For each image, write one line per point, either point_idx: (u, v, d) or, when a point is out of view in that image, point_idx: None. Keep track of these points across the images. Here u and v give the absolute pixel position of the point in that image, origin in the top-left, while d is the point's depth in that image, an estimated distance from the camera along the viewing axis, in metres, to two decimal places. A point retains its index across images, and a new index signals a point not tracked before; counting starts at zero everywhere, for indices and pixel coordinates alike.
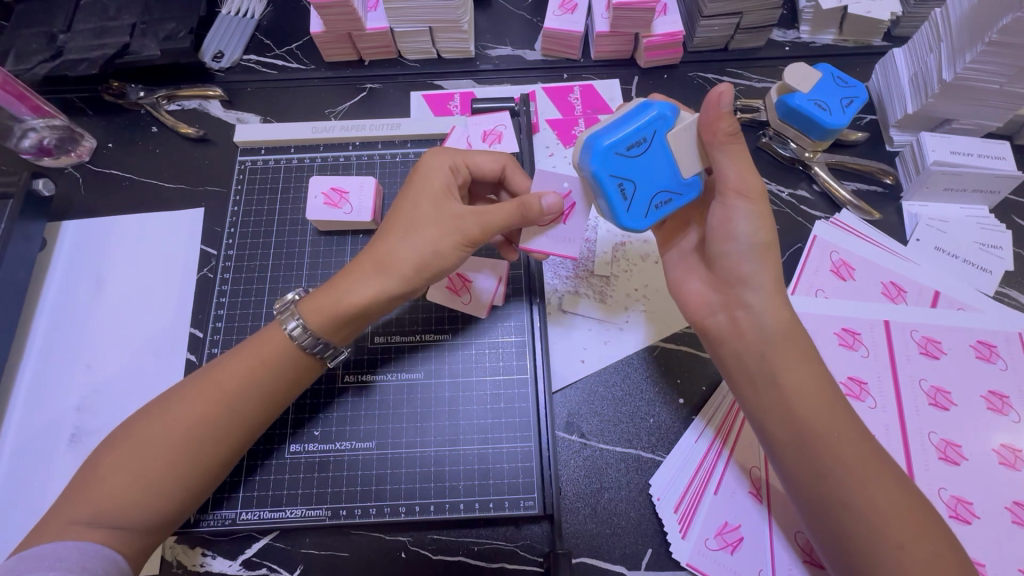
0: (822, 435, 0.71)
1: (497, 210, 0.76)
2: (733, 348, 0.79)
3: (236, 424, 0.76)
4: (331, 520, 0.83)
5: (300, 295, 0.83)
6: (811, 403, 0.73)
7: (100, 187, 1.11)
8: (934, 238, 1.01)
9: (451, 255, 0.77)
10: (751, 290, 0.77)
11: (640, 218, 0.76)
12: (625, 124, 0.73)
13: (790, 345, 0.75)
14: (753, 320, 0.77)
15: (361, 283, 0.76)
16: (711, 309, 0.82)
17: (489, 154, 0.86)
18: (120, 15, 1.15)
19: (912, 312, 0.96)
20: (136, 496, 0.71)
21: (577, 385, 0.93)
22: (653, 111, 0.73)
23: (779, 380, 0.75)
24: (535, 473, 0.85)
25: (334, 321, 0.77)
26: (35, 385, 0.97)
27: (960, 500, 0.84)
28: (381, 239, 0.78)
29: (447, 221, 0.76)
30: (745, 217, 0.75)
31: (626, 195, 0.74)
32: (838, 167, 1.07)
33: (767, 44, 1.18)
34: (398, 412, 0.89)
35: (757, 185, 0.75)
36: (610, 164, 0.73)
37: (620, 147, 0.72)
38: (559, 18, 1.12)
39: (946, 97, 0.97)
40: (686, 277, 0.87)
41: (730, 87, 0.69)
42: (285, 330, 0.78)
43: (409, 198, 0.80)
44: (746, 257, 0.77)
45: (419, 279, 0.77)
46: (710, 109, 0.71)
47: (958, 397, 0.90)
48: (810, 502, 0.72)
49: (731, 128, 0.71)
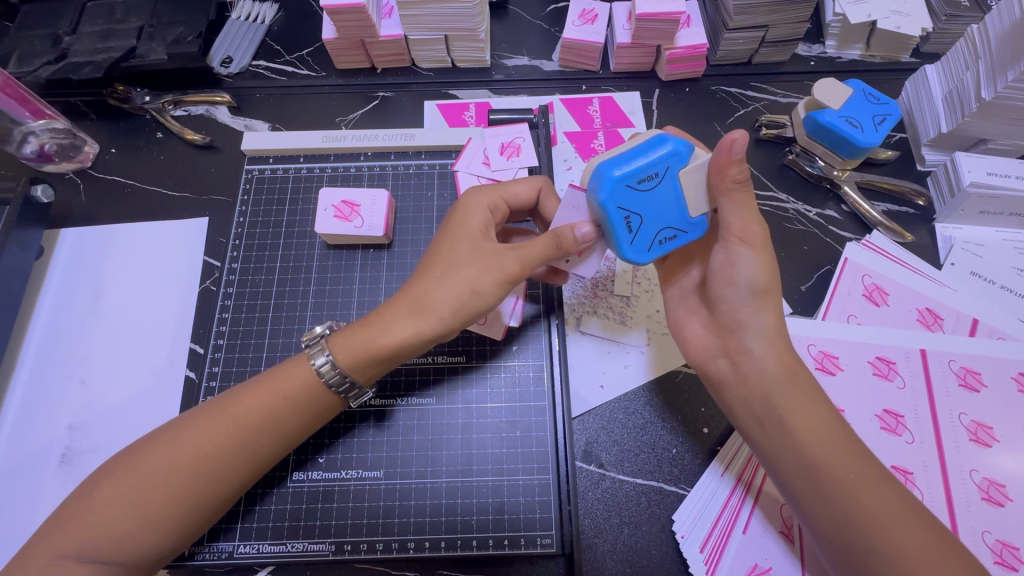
0: (841, 478, 0.67)
1: (534, 244, 0.72)
2: (738, 392, 0.75)
3: (249, 458, 0.71)
4: (336, 555, 0.78)
5: (329, 327, 0.78)
6: (823, 445, 0.69)
7: (101, 194, 1.07)
8: (969, 262, 0.97)
9: (490, 293, 0.73)
10: (752, 334, 0.73)
11: (642, 251, 0.72)
12: (638, 156, 0.68)
13: (793, 388, 0.72)
14: (754, 366, 0.73)
15: (396, 322, 0.73)
16: (712, 353, 0.78)
17: (524, 180, 0.83)
18: (128, 17, 1.11)
19: (949, 340, 0.91)
20: (130, 529, 0.66)
21: (596, 411, 0.89)
22: (670, 145, 0.68)
23: (787, 422, 0.70)
24: (553, 508, 0.80)
25: (368, 354, 0.73)
26: (26, 401, 0.93)
27: (1006, 544, 0.78)
28: (418, 277, 0.75)
29: (487, 259, 0.73)
30: (748, 262, 0.71)
31: (631, 229, 0.70)
32: (868, 186, 1.03)
33: (792, 58, 1.15)
34: (407, 440, 0.84)
35: (760, 231, 0.71)
36: (619, 197, 0.68)
37: (632, 178, 0.67)
38: (578, 29, 1.09)
39: (983, 116, 0.93)
40: (685, 318, 0.83)
41: (743, 134, 0.64)
42: (312, 365, 0.74)
43: (447, 239, 0.77)
44: (746, 303, 0.73)
45: (455, 321, 0.73)
46: (720, 154, 0.66)
47: (1000, 433, 0.85)
48: (836, 549, 0.67)
49: (739, 176, 0.67)
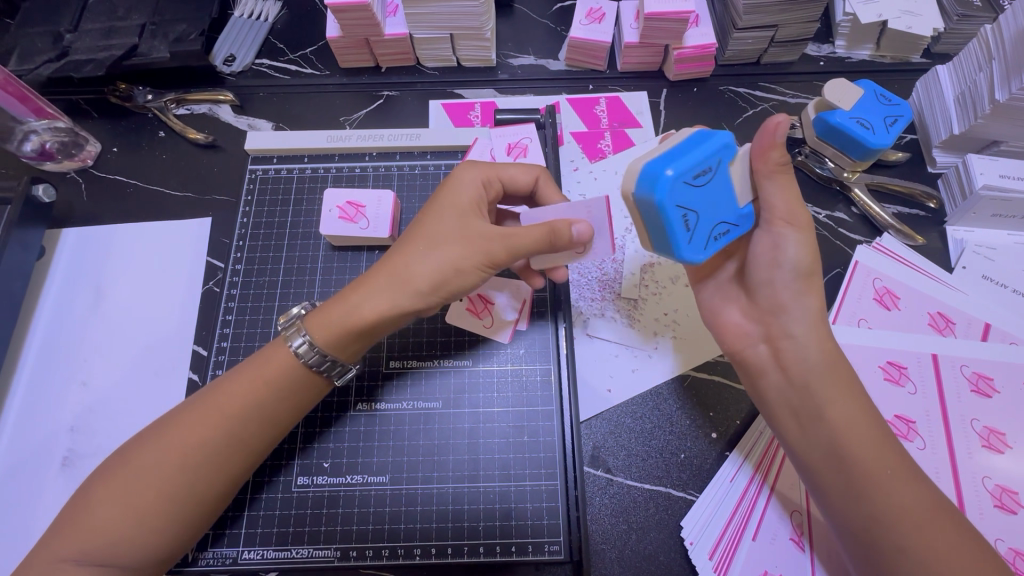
0: (875, 473, 0.66)
1: (525, 233, 0.71)
2: (774, 381, 0.75)
3: (237, 447, 0.70)
4: (341, 561, 0.77)
5: (305, 309, 0.78)
6: (858, 438, 0.68)
7: (103, 193, 1.06)
8: (981, 266, 0.96)
9: (471, 273, 0.72)
10: (795, 321, 0.73)
11: (699, 250, 0.68)
12: (692, 151, 0.64)
13: (834, 379, 0.71)
14: (796, 353, 0.72)
15: (373, 296, 0.72)
16: (750, 340, 0.78)
17: (522, 165, 0.82)
18: (130, 15, 1.10)
19: (962, 346, 0.90)
20: (127, 531, 0.65)
21: (603, 415, 0.88)
22: (718, 140, 0.66)
23: (825, 413, 0.69)
24: (560, 515, 0.79)
25: (345, 331, 0.72)
26: (27, 402, 0.92)
27: (1019, 552, 0.77)
28: (400, 252, 0.74)
29: (471, 238, 0.72)
30: (794, 245, 0.71)
31: (689, 227, 0.65)
32: (879, 188, 1.02)
33: (801, 59, 1.13)
34: (413, 445, 0.83)
35: (806, 214, 0.71)
36: (678, 194, 0.63)
37: (689, 175, 0.63)
38: (586, 28, 1.08)
39: (996, 118, 0.92)
40: (723, 305, 0.82)
41: (786, 117, 0.67)
42: (290, 348, 0.73)
43: (433, 212, 0.75)
44: (789, 287, 0.73)
45: (435, 298, 0.73)
46: (763, 138, 0.68)
47: (1014, 440, 0.84)
48: (860, 545, 0.66)
49: (782, 159, 0.69)
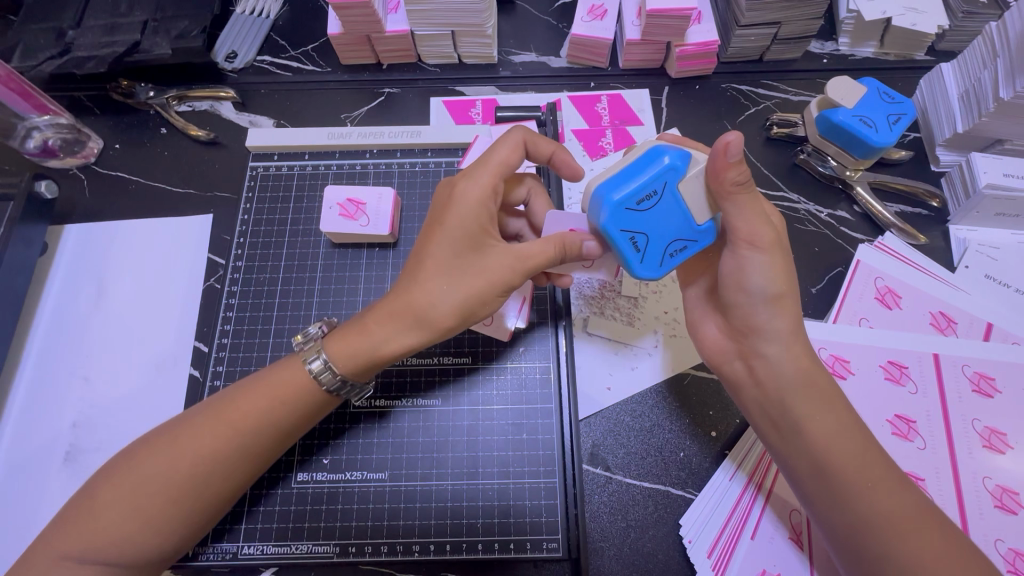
0: (854, 480, 0.66)
1: (541, 258, 0.72)
2: (752, 396, 0.75)
3: (247, 462, 0.70)
4: (340, 557, 0.78)
5: (322, 329, 0.78)
6: (838, 450, 0.68)
7: (105, 189, 1.06)
8: (984, 265, 0.96)
9: (491, 300, 0.73)
10: (767, 340, 0.72)
11: (654, 267, 0.71)
12: (634, 176, 0.67)
13: (810, 393, 0.70)
14: (769, 370, 0.73)
15: (398, 334, 0.72)
16: (727, 355, 0.78)
17: (506, 142, 0.76)
18: (132, 11, 1.09)
19: (964, 345, 0.89)
20: (135, 531, 0.66)
21: (603, 413, 0.88)
22: (665, 159, 0.67)
23: (802, 427, 0.70)
24: (559, 513, 0.80)
25: (368, 365, 0.73)
26: (30, 397, 0.92)
27: (1019, 553, 0.77)
28: (414, 275, 0.72)
29: (489, 267, 0.71)
30: (758, 266, 0.70)
31: (638, 248, 0.69)
32: (881, 187, 1.02)
33: (804, 56, 1.13)
34: (413, 442, 0.83)
35: (769, 234, 0.69)
36: (621, 220, 0.68)
37: (630, 200, 0.67)
38: (587, 25, 1.07)
39: (1001, 115, 0.91)
40: (703, 319, 0.82)
41: (738, 135, 0.63)
42: (308, 369, 0.73)
43: (444, 233, 0.72)
44: (759, 308, 0.72)
45: (457, 328, 0.73)
46: (716, 159, 0.65)
47: (1015, 440, 0.83)
48: (848, 550, 0.67)
49: (740, 177, 0.65)
